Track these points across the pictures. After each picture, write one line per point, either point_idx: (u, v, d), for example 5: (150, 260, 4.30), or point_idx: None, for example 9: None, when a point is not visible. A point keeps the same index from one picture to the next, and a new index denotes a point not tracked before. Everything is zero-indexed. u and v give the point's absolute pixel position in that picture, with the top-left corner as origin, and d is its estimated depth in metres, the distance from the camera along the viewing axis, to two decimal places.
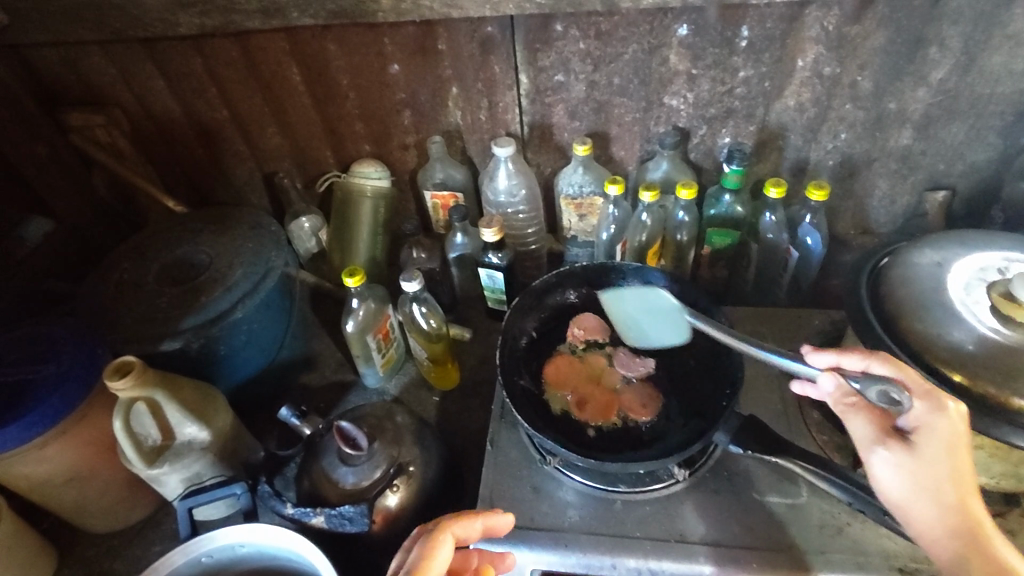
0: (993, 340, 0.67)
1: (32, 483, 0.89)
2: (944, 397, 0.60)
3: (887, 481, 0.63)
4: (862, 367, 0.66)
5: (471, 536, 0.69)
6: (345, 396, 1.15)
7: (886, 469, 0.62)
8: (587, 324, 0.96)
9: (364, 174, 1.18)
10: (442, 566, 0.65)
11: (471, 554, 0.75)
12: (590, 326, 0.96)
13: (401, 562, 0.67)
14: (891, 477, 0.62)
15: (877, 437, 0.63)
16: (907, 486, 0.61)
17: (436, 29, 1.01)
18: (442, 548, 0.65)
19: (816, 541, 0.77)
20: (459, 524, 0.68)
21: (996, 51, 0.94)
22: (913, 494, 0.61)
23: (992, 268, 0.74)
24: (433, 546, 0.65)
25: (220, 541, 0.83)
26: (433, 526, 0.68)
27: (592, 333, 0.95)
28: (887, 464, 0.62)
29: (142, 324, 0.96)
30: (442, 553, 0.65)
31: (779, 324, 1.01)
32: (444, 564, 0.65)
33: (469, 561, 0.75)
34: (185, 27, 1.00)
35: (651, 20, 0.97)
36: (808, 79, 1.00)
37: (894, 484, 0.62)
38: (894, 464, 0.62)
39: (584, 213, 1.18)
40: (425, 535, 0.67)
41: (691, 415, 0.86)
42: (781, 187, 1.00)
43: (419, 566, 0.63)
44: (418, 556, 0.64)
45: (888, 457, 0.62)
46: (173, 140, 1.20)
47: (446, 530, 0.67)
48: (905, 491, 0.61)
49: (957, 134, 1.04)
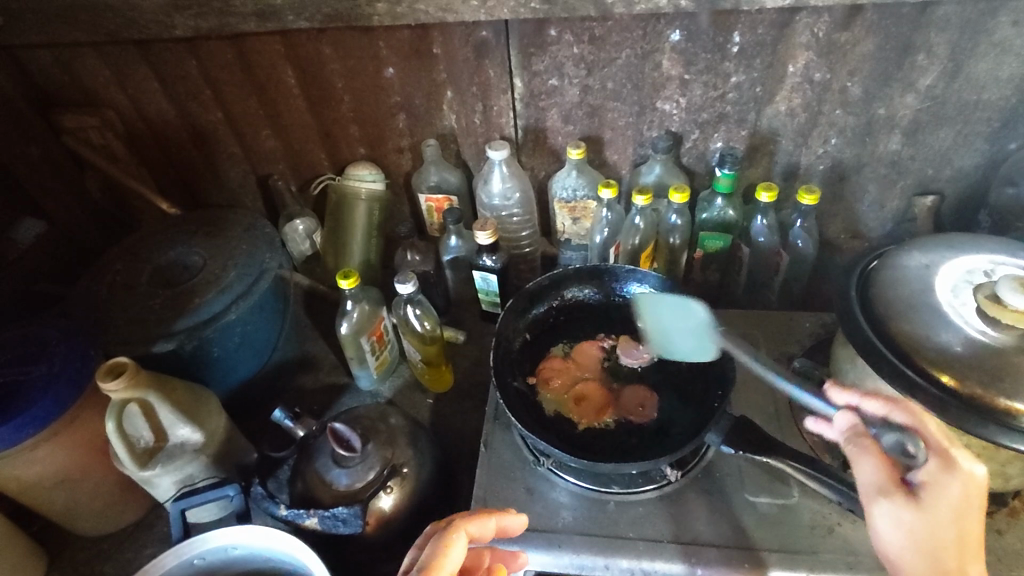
0: (979, 341, 0.68)
1: (22, 486, 0.88)
2: (956, 460, 0.62)
3: (939, 488, 0.61)
4: (882, 414, 0.69)
5: (484, 535, 0.69)
6: (339, 398, 1.15)
7: (946, 483, 0.61)
8: (556, 368, 0.93)
9: (358, 177, 1.19)
10: (455, 565, 0.64)
11: (484, 552, 0.74)
12: (564, 373, 0.92)
13: (411, 562, 0.65)
14: (944, 496, 0.61)
15: (934, 452, 0.63)
16: (959, 510, 0.60)
17: (431, 32, 1.02)
18: (455, 546, 0.64)
19: (806, 541, 0.78)
20: (472, 522, 0.67)
21: (981, 58, 0.95)
22: (958, 518, 0.60)
23: (979, 271, 0.75)
24: (446, 544, 0.64)
25: (212, 542, 0.82)
26: (446, 525, 0.67)
27: (558, 375, 0.92)
28: (954, 484, 0.61)
29: (134, 327, 0.95)
30: (456, 552, 0.64)
31: (772, 326, 1.02)
32: (457, 563, 0.64)
33: (481, 560, 0.74)
34: (181, 29, 1.00)
35: (644, 26, 0.98)
36: (798, 85, 1.02)
37: (949, 508, 0.60)
38: (967, 486, 0.61)
39: (577, 216, 1.19)
40: (438, 534, 0.66)
41: (683, 417, 0.86)
42: (773, 192, 1.02)
43: (432, 563, 0.62)
44: (435, 552, 0.64)
45: (964, 482, 0.61)
46: (166, 141, 1.20)
47: (459, 528, 0.66)
48: (956, 513, 0.60)
49: (945, 140, 1.06)
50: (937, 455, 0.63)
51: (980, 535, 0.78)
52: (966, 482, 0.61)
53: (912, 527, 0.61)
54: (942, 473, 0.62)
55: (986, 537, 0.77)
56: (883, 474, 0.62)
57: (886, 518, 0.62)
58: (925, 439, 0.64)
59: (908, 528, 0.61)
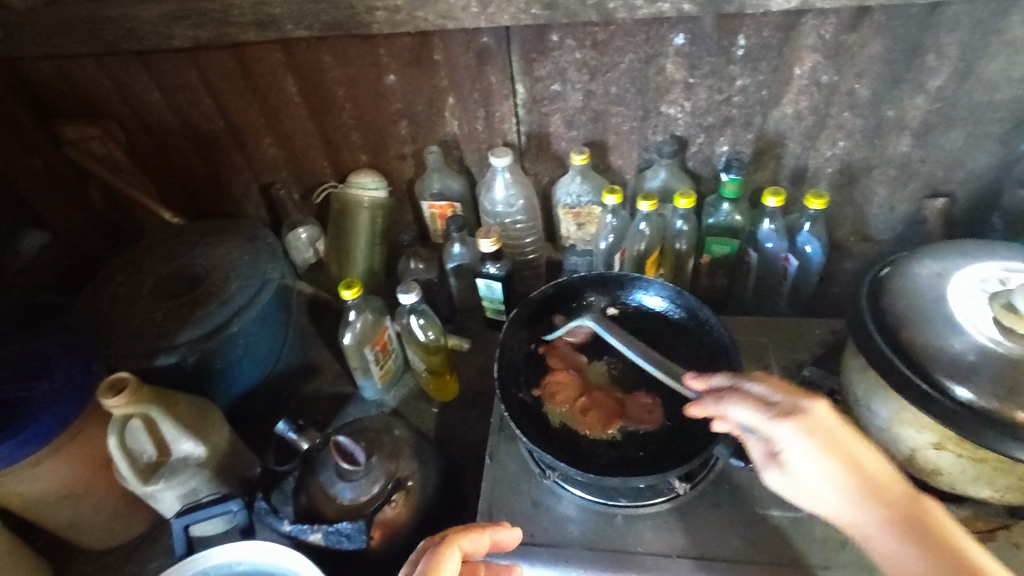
0: (994, 352, 0.66)
1: (25, 502, 0.87)
2: (784, 417, 0.65)
3: (791, 450, 0.65)
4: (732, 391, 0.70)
5: (477, 550, 0.67)
6: (344, 408, 1.14)
7: (793, 436, 0.64)
8: (558, 385, 0.90)
9: (360, 185, 1.18)
10: None
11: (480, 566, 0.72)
12: (568, 389, 0.90)
13: None
14: (814, 427, 0.64)
15: (771, 416, 0.65)
16: (815, 457, 0.64)
17: (432, 39, 1.01)
18: (448, 561, 0.63)
19: (819, 555, 0.77)
20: (465, 538, 0.66)
21: (993, 58, 0.93)
22: (823, 466, 0.64)
23: (993, 278, 0.73)
24: (439, 559, 0.63)
25: (215, 559, 0.82)
26: (439, 540, 0.66)
27: (560, 392, 0.90)
28: (795, 440, 0.64)
29: (137, 340, 0.95)
30: (449, 567, 0.63)
31: (781, 334, 1.00)
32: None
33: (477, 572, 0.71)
34: (180, 40, 1.00)
35: (648, 30, 0.96)
36: (805, 88, 1.00)
37: (806, 464, 0.65)
38: (801, 437, 0.64)
39: (582, 222, 1.18)
40: (430, 549, 0.65)
41: (689, 427, 0.85)
42: (780, 197, 1.00)
43: None
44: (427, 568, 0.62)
45: (800, 435, 0.64)
46: (168, 150, 1.19)
47: (452, 544, 0.65)
48: (835, 437, 0.65)
49: (956, 141, 1.04)
50: (772, 411, 0.65)
51: (997, 550, 0.76)
52: (798, 432, 0.64)
53: (796, 486, 0.67)
54: (800, 409, 0.65)
55: (1004, 551, 0.76)
56: (757, 420, 0.66)
57: (776, 486, 0.69)
58: (755, 413, 0.66)
59: (799, 488, 0.67)
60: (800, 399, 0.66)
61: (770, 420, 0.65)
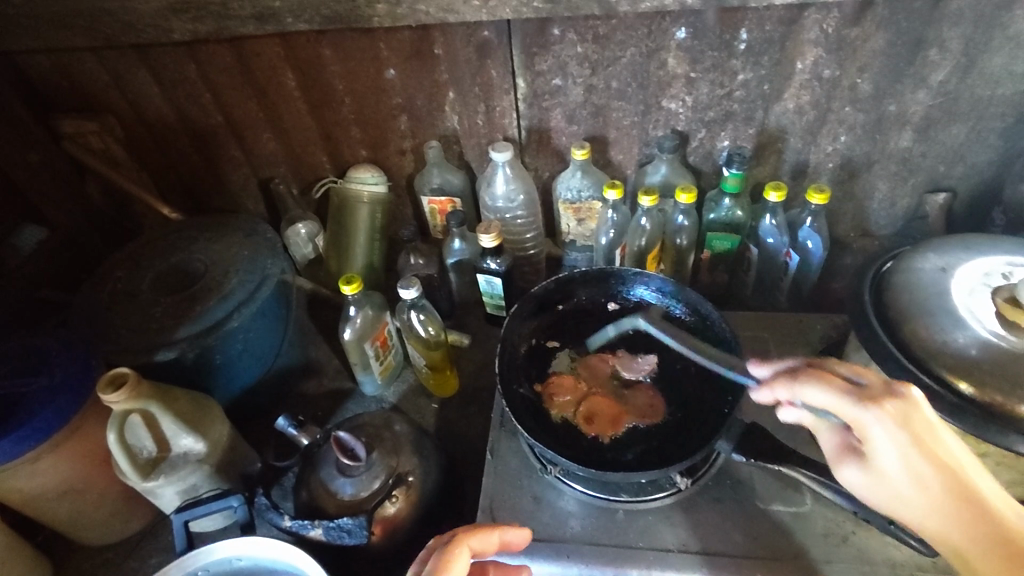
0: (996, 346, 0.66)
1: (24, 498, 0.87)
2: (874, 404, 0.59)
3: (878, 446, 0.61)
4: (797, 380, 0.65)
5: (486, 549, 0.67)
6: (344, 404, 1.14)
7: (879, 428, 0.60)
8: (562, 386, 0.90)
9: (360, 180, 1.17)
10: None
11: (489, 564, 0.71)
12: (572, 391, 0.89)
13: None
14: (907, 417, 0.59)
15: (856, 404, 0.60)
16: (902, 453, 0.60)
17: (432, 33, 1.00)
18: (458, 560, 0.63)
19: (820, 550, 0.77)
20: (475, 537, 0.66)
21: (995, 53, 0.93)
22: (910, 463, 0.60)
23: (997, 273, 0.73)
24: (449, 558, 0.63)
25: (217, 554, 0.81)
26: (447, 539, 0.66)
27: (562, 393, 0.89)
28: (884, 434, 0.60)
29: (137, 335, 0.94)
30: (457, 567, 0.62)
31: (782, 328, 1.00)
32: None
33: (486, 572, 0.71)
34: (179, 33, 0.99)
35: (649, 24, 0.96)
36: (807, 82, 1.00)
37: (892, 459, 0.60)
38: (891, 431, 0.59)
39: (583, 217, 1.17)
40: (439, 549, 0.65)
41: (690, 423, 0.85)
42: (781, 192, 0.99)
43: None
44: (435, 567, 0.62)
45: (888, 429, 0.59)
46: (166, 145, 1.19)
47: (461, 543, 0.65)
48: (928, 431, 0.60)
49: (958, 136, 1.04)
50: (860, 400, 0.60)
51: None
52: (889, 427, 0.59)
53: (879, 483, 0.63)
54: (893, 395, 0.60)
55: None
56: (840, 408, 0.61)
57: (856, 479, 0.65)
58: (838, 402, 0.61)
59: (879, 484, 0.63)
60: (893, 385, 0.61)
61: (856, 411, 0.60)
